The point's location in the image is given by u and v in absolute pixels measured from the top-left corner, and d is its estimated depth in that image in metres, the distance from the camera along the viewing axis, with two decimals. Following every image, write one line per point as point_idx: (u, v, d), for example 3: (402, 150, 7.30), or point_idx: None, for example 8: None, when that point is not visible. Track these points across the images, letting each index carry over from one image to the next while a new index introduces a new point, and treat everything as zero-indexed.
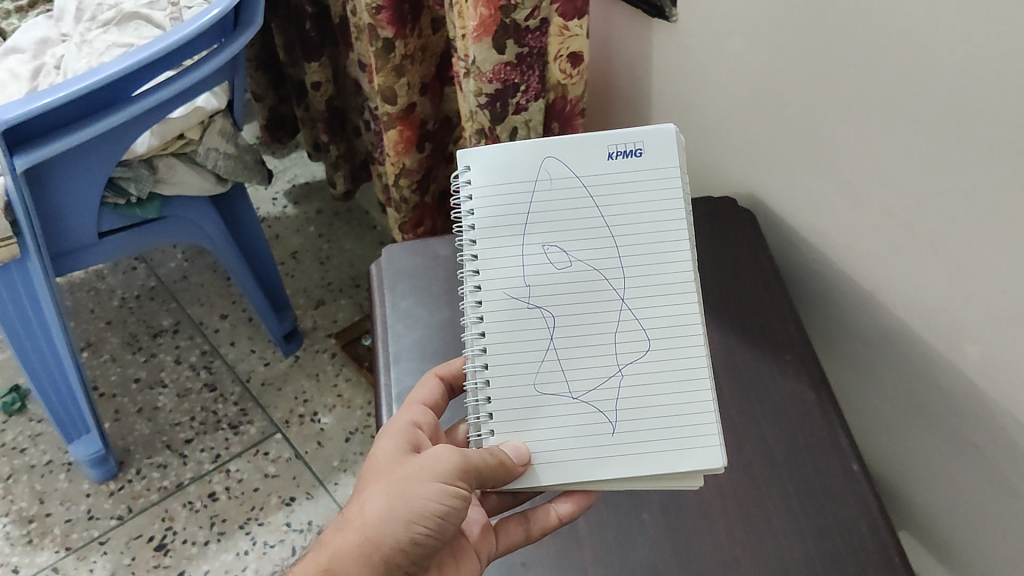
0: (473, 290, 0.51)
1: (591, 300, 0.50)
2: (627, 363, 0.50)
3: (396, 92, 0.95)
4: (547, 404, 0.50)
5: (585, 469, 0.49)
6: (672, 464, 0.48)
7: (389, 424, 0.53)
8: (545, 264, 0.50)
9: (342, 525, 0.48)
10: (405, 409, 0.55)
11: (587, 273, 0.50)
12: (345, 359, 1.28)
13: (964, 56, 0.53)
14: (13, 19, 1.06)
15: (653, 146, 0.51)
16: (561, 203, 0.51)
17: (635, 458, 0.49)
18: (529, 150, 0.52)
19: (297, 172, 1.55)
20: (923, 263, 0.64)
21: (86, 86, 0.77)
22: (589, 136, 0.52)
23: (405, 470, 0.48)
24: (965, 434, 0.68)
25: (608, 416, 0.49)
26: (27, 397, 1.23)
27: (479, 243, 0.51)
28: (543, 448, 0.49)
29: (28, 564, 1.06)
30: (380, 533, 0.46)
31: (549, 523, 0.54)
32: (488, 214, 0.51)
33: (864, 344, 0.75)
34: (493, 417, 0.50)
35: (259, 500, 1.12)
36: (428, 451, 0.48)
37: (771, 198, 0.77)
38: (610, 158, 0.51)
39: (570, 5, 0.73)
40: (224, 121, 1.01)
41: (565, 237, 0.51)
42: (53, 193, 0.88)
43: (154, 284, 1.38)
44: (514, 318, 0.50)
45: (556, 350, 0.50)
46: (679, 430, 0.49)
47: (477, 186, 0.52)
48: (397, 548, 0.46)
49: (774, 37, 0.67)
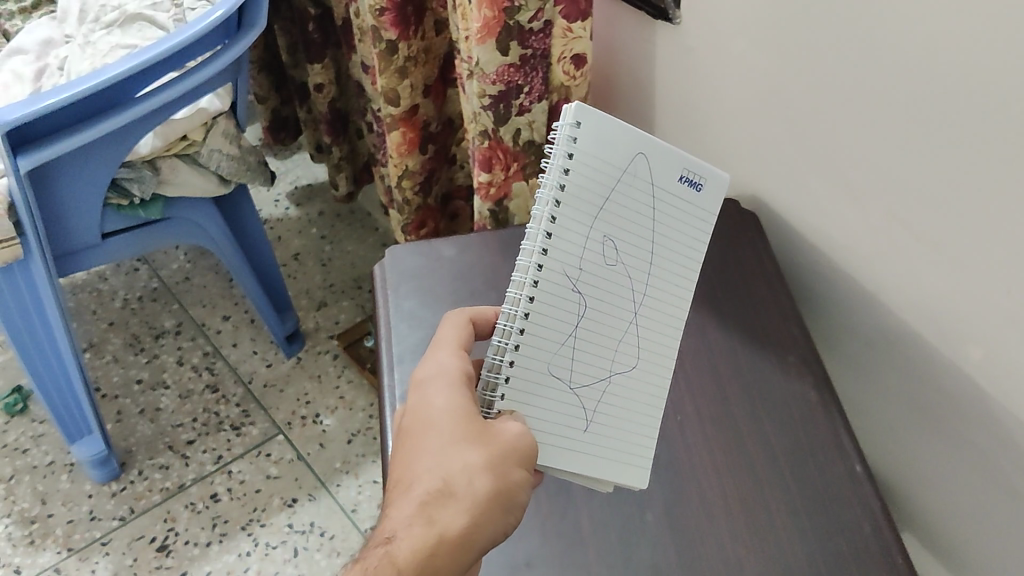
0: (537, 249, 0.47)
1: (616, 302, 0.50)
2: (618, 373, 0.50)
3: (399, 94, 0.95)
4: (552, 389, 0.48)
5: (554, 457, 0.48)
6: (619, 475, 0.50)
7: (442, 374, 0.46)
8: (598, 253, 0.49)
9: (435, 499, 0.42)
10: (443, 353, 0.48)
11: (621, 275, 0.50)
12: (347, 361, 1.28)
13: (967, 57, 0.53)
14: (17, 20, 1.06)
15: (709, 189, 0.53)
16: (630, 199, 0.50)
17: (591, 462, 0.49)
18: (636, 135, 0.49)
19: (299, 173, 1.55)
20: (926, 263, 0.64)
21: (89, 87, 0.77)
22: (678, 150, 0.51)
23: (502, 445, 0.44)
24: (967, 435, 0.68)
25: (587, 414, 0.49)
26: (29, 398, 1.23)
27: (562, 209, 0.48)
28: (538, 426, 0.47)
29: (30, 565, 1.06)
30: (486, 520, 0.43)
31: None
32: (576, 182, 0.48)
33: (868, 346, 0.75)
34: (510, 382, 0.47)
35: (261, 501, 1.12)
36: (513, 425, 0.45)
37: (774, 199, 0.77)
38: (679, 180, 0.52)
39: (574, 6, 0.73)
40: (228, 122, 1.01)
41: (620, 233, 0.50)
42: (56, 193, 0.88)
43: (156, 285, 1.38)
44: (560, 295, 0.48)
45: (575, 339, 0.49)
46: (633, 446, 0.50)
47: (581, 146, 0.48)
48: (494, 531, 0.44)
49: (777, 39, 0.67)
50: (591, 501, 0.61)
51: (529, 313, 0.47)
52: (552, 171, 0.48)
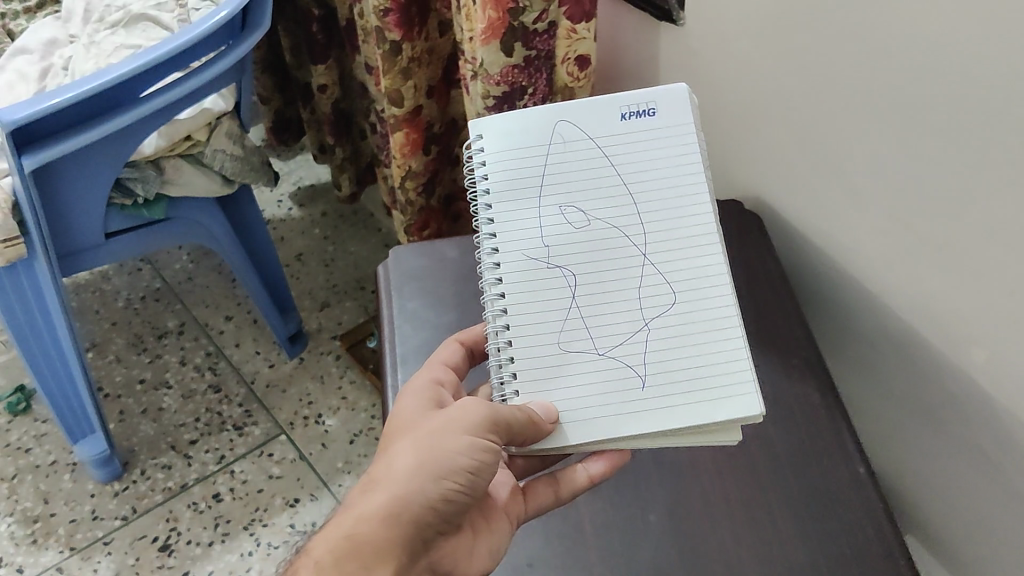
0: (490, 252, 0.53)
1: (609, 257, 0.52)
2: (653, 318, 0.51)
3: (403, 94, 0.95)
4: (571, 362, 0.51)
5: (614, 427, 0.50)
6: (706, 415, 0.49)
7: (412, 384, 0.54)
8: (562, 223, 0.53)
9: (366, 489, 0.47)
10: (425, 369, 0.56)
11: (605, 230, 0.52)
12: (350, 361, 1.28)
13: (974, 59, 0.53)
14: (21, 21, 1.06)
15: (665, 104, 0.54)
16: (576, 162, 0.54)
17: (667, 413, 0.50)
18: (540, 114, 0.54)
19: (303, 174, 1.55)
20: (931, 265, 0.64)
21: (92, 87, 0.77)
22: (602, 98, 0.54)
23: (433, 426, 0.48)
24: (972, 438, 0.68)
25: (637, 370, 0.51)
26: (32, 397, 1.23)
27: (494, 206, 0.53)
28: (571, 406, 0.51)
29: (33, 564, 1.06)
30: (410, 491, 0.45)
31: (579, 482, 0.54)
32: (500, 178, 0.54)
33: (870, 348, 0.75)
34: (517, 377, 0.51)
35: (263, 501, 1.12)
36: (454, 404, 0.48)
37: (778, 201, 0.77)
38: (624, 118, 0.54)
39: (578, 7, 0.73)
40: (232, 122, 1.01)
41: (581, 198, 0.53)
42: (59, 193, 0.88)
43: (160, 285, 1.38)
44: (536, 277, 0.52)
45: (580, 307, 0.52)
46: (709, 381, 0.50)
47: (489, 150, 0.54)
48: (430, 502, 0.46)
49: (781, 41, 0.67)
50: (594, 501, 0.61)
51: (505, 308, 0.52)
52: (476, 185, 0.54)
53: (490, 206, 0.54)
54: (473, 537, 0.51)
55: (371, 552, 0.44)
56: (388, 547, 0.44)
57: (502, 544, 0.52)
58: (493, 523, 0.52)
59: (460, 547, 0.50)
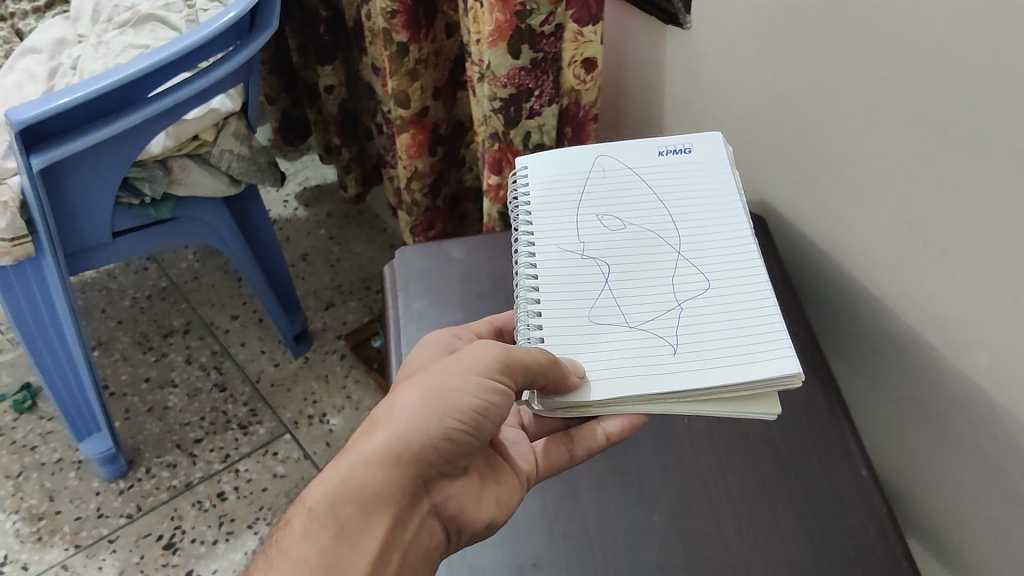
0: (527, 247, 0.57)
1: (642, 252, 0.56)
2: (686, 300, 0.53)
3: (410, 96, 0.96)
4: (601, 332, 0.52)
5: (644, 385, 0.49)
6: (743, 376, 0.48)
7: (431, 341, 0.55)
8: (598, 227, 0.57)
9: (366, 430, 0.47)
10: (443, 331, 0.57)
11: (638, 231, 0.57)
12: (354, 360, 1.29)
13: (981, 64, 0.53)
14: (30, 20, 1.07)
15: (699, 144, 0.61)
16: (614, 184, 0.60)
17: (700, 375, 0.49)
18: (583, 149, 0.62)
19: (308, 174, 1.56)
20: (935, 270, 0.64)
21: (102, 87, 0.77)
22: (644, 141, 0.62)
23: (442, 369, 0.48)
24: (975, 440, 0.68)
25: (669, 340, 0.51)
26: (38, 395, 1.24)
27: (534, 212, 0.59)
28: (598, 367, 0.50)
29: (38, 562, 1.06)
30: (411, 431, 0.45)
31: (595, 443, 0.53)
32: (541, 192, 0.60)
33: (875, 352, 0.75)
34: (544, 340, 0.52)
35: (267, 500, 1.13)
36: (467, 348, 0.48)
37: (785, 204, 0.77)
38: (660, 152, 0.61)
39: (585, 10, 0.74)
40: (239, 122, 1.01)
41: (616, 208, 0.58)
42: (67, 192, 0.88)
43: (165, 284, 1.39)
44: (570, 266, 0.55)
45: (612, 289, 0.54)
46: (745, 349, 0.50)
47: (532, 174, 0.61)
48: (432, 442, 0.46)
49: (786, 45, 0.67)
50: (599, 501, 0.62)
51: (537, 286, 0.54)
52: (516, 201, 0.61)
53: (529, 211, 0.59)
54: (483, 486, 0.51)
55: (367, 494, 0.45)
56: (385, 489, 0.45)
57: (512, 500, 0.52)
58: (502, 478, 0.52)
59: (468, 492, 0.50)
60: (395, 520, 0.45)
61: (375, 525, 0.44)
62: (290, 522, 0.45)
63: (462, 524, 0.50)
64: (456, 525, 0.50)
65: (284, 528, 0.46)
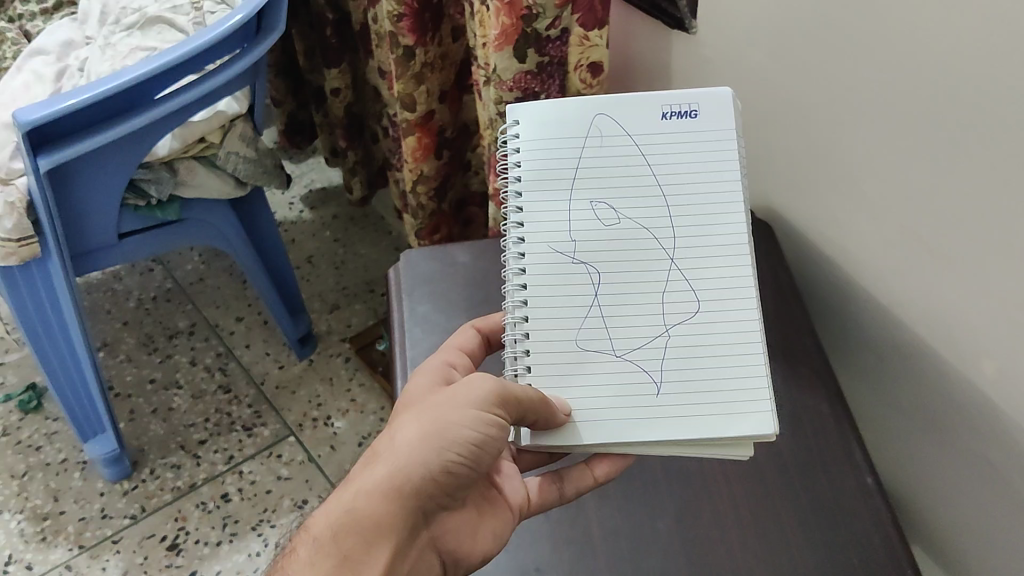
0: (516, 241, 0.55)
1: (636, 257, 0.53)
2: (675, 323, 0.52)
3: (416, 99, 0.96)
4: (588, 360, 0.52)
5: (626, 432, 0.50)
6: (721, 429, 0.49)
7: (425, 365, 0.55)
8: (591, 218, 0.54)
9: (369, 462, 0.47)
10: (438, 353, 0.56)
11: (633, 229, 0.54)
12: (359, 363, 1.29)
13: (988, 72, 0.53)
14: (39, 21, 1.07)
15: (707, 107, 0.56)
16: (611, 156, 0.56)
17: (680, 423, 0.50)
18: (581, 107, 0.57)
19: (315, 176, 1.56)
20: (942, 278, 0.64)
21: (109, 89, 0.78)
22: (645, 98, 0.57)
23: (439, 401, 0.48)
24: (982, 451, 0.67)
25: (654, 376, 0.51)
26: (43, 395, 1.24)
27: (525, 195, 0.55)
28: (583, 407, 0.51)
29: (42, 561, 1.07)
30: (411, 464, 0.45)
31: (584, 483, 0.54)
32: (535, 167, 0.56)
33: (882, 361, 0.74)
34: (531, 371, 0.52)
35: (271, 502, 1.13)
36: (465, 379, 0.48)
37: (792, 211, 0.77)
38: (664, 116, 0.56)
39: (591, 14, 0.73)
40: (245, 125, 1.01)
41: (612, 195, 0.55)
42: (75, 195, 0.89)
43: (171, 285, 1.39)
44: (559, 271, 0.53)
45: (601, 305, 0.53)
46: (727, 393, 0.50)
47: (524, 139, 0.57)
48: (431, 475, 0.45)
49: (793, 51, 0.67)
50: (602, 507, 0.62)
51: (525, 301, 0.53)
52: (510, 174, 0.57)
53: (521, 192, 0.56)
54: (478, 517, 0.51)
55: (369, 526, 0.44)
56: (386, 520, 0.45)
57: (506, 532, 0.52)
58: (498, 510, 0.52)
59: (464, 526, 0.50)
60: (396, 551, 0.45)
61: (376, 556, 0.44)
62: (295, 551, 0.45)
63: (458, 557, 0.50)
64: (452, 559, 0.50)
65: (289, 556, 0.46)
